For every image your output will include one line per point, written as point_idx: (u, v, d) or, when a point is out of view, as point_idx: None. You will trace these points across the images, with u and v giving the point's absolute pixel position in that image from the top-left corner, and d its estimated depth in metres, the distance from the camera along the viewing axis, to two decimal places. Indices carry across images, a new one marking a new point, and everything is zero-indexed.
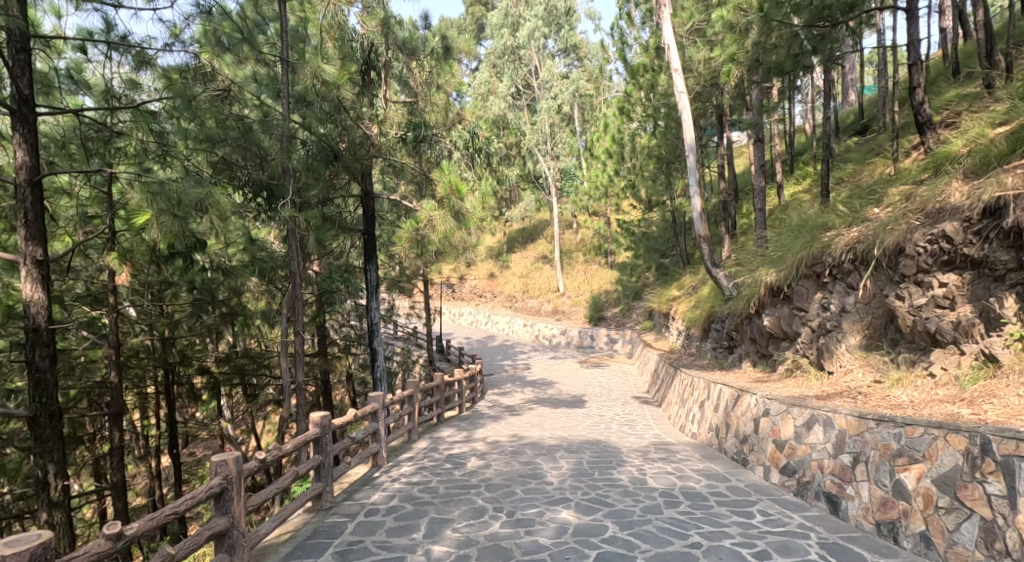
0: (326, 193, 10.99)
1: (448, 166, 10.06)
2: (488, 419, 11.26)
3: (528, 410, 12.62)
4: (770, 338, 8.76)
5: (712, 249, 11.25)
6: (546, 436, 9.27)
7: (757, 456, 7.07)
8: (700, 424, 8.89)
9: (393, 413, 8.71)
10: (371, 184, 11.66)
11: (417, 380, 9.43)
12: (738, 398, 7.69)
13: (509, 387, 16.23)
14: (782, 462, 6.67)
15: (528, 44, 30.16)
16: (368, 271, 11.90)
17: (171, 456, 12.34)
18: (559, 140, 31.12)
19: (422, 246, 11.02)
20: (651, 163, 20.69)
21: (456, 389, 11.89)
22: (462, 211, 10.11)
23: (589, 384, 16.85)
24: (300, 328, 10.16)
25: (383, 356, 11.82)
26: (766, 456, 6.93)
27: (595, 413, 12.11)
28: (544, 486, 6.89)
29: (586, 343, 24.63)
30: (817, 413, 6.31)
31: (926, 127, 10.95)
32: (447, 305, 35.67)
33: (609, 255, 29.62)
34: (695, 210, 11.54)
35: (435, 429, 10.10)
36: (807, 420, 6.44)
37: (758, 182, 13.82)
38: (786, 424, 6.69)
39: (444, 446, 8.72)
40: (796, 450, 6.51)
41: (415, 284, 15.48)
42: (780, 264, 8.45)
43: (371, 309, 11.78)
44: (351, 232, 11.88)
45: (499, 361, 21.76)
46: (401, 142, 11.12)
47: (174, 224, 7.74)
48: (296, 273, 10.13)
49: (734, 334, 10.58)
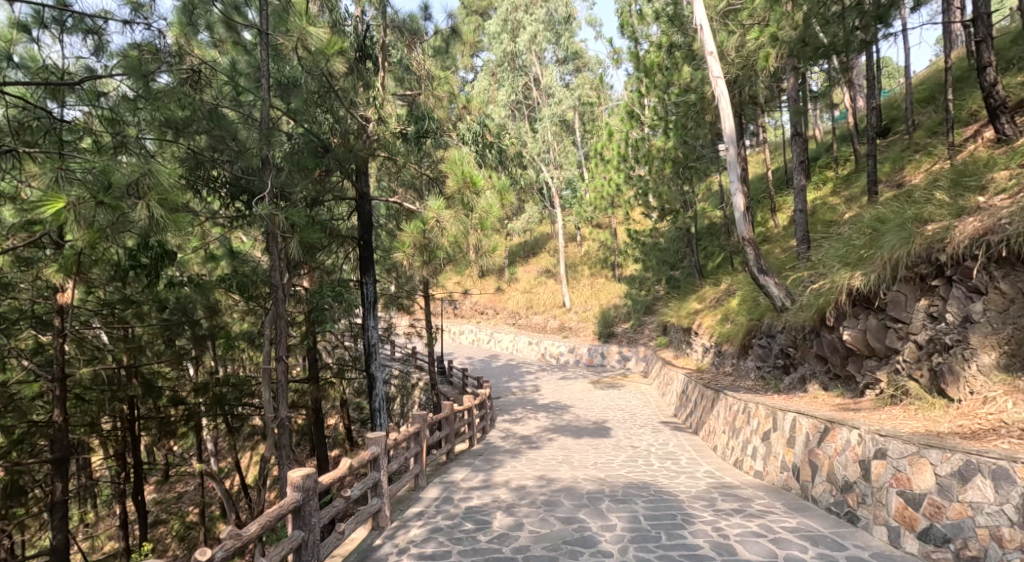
0: (316, 196, 9.49)
1: (460, 157, 8.69)
2: (506, 454, 9.73)
3: (547, 441, 11.08)
4: (849, 357, 7.34)
5: (758, 254, 9.85)
6: (581, 478, 7.75)
7: (874, 512, 5.59)
8: (766, 460, 7.42)
9: (398, 455, 7.20)
10: (367, 185, 10.20)
11: (426, 414, 7.94)
12: (830, 431, 6.23)
13: (521, 413, 14.69)
14: (921, 524, 5.19)
15: (528, 50, 28.79)
16: (365, 285, 10.36)
17: (139, 499, 10.82)
18: (560, 150, 29.82)
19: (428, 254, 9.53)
20: (668, 166, 18.87)
21: (465, 420, 10.37)
22: (475, 208, 8.74)
23: (608, 408, 15.31)
24: (284, 354, 8.66)
25: (382, 381, 10.31)
26: (890, 513, 5.45)
27: (625, 444, 10.60)
28: (601, 560, 5.38)
29: (597, 362, 23.15)
30: (981, 461, 4.92)
31: (1000, 113, 9.47)
32: (447, 323, 34.17)
33: (616, 268, 28.20)
34: (737, 210, 10.06)
35: (445, 470, 8.56)
36: (963, 470, 5.01)
37: (797, 179, 12.47)
38: (921, 473, 5.25)
39: (460, 495, 7.17)
40: (945, 510, 5.04)
41: (415, 301, 13.96)
42: (862, 264, 7.03)
43: (369, 329, 10.22)
44: (345, 241, 10.41)
45: (505, 382, 20.22)
46: (401, 138, 9.57)
47: (100, 215, 6.15)
48: (281, 290, 8.63)
49: (790, 351, 9.11)
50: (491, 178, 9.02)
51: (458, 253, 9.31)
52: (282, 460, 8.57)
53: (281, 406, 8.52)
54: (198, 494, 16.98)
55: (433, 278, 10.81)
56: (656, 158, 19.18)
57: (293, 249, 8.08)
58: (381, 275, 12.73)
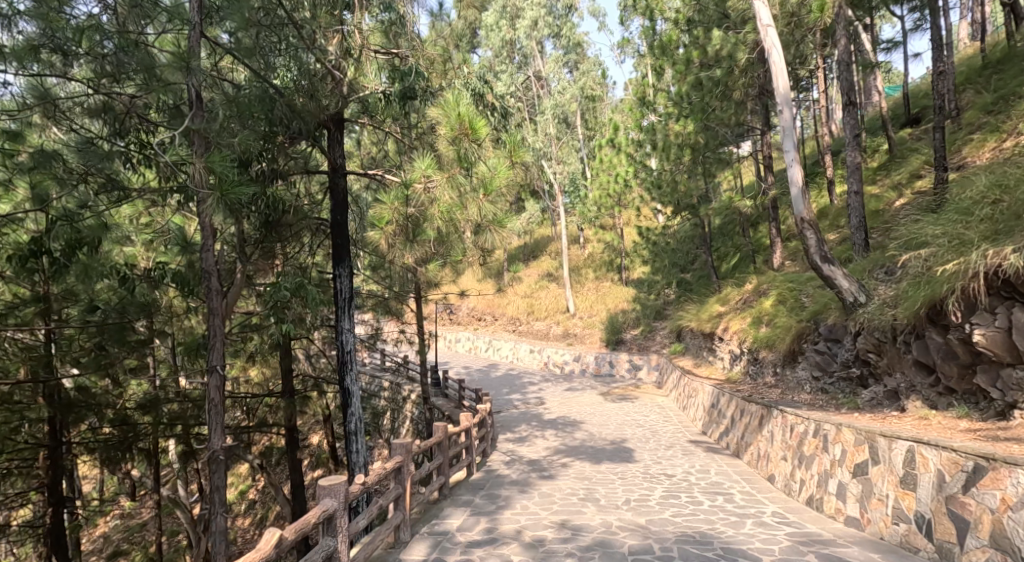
0: (282, 168, 7.70)
1: (455, 94, 6.83)
2: (513, 486, 7.93)
3: (562, 467, 9.28)
4: (978, 366, 5.66)
5: (819, 239, 8.26)
6: (615, 525, 6.12)
7: None
8: (862, 502, 5.72)
9: (376, 505, 5.52)
10: (344, 156, 8.42)
11: (411, 442, 6.21)
12: (991, 473, 4.62)
13: (525, 430, 12.82)
14: None
15: (528, 38, 26.90)
16: (339, 279, 8.38)
17: (59, 542, 9.05)
18: (562, 146, 27.95)
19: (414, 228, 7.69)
20: (685, 154, 16.73)
21: (462, 443, 8.50)
22: (475, 163, 7.02)
23: (624, 424, 13.41)
24: (220, 364, 6.87)
25: (359, 395, 8.42)
26: None
27: (656, 472, 8.81)
28: None
29: (605, 371, 21.14)
30: None
31: None
32: (442, 330, 32.10)
33: (624, 270, 26.23)
34: (794, 185, 8.29)
35: (441, 511, 6.84)
36: None
37: (850, 156, 10.63)
38: None
39: (461, 556, 5.52)
40: None
41: (405, 302, 12.13)
42: (1011, 237, 5.42)
43: (342, 332, 8.27)
44: (320, 226, 8.65)
45: (507, 395, 18.30)
46: (383, 99, 7.79)
47: None
48: (215, 283, 6.89)
49: (867, 357, 7.29)
50: (492, 129, 7.21)
51: (453, 234, 7.51)
52: (213, 507, 6.95)
53: (215, 435, 6.77)
54: (164, 523, 15.06)
55: (420, 264, 8.99)
56: (672, 146, 16.93)
57: (211, 212, 6.10)
58: (366, 271, 10.97)
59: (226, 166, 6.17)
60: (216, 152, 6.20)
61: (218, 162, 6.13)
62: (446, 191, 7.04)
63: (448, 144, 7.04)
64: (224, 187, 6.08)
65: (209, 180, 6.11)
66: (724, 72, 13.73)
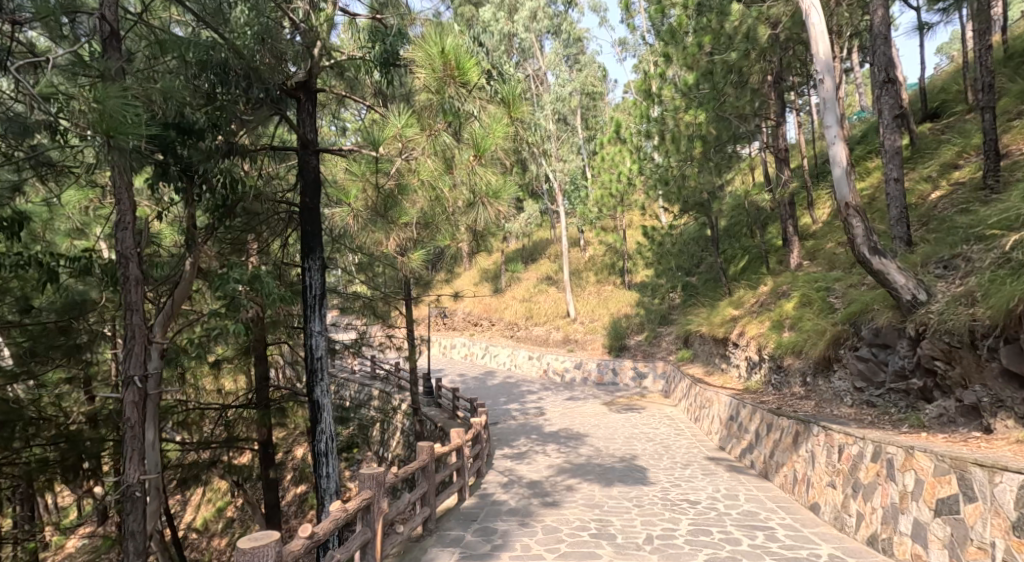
0: (242, 143, 6.56)
1: (438, 31, 5.71)
2: (512, 517, 6.74)
3: (568, 491, 8.09)
4: None
5: (867, 228, 7.16)
6: None
7: None
8: (953, 548, 4.84)
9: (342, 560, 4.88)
10: (316, 130, 7.28)
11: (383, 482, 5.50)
12: None
13: (524, 445, 11.61)
14: None
15: (527, 33, 25.85)
16: (309, 273, 7.19)
17: None
18: (562, 145, 26.82)
19: (396, 195, 7.00)
20: (695, 146, 15.55)
21: (451, 465, 7.34)
22: (465, 115, 6.00)
23: (632, 438, 12.19)
24: (138, 374, 5.88)
25: (331, 409, 7.28)
26: None
27: (676, 497, 7.63)
28: None
29: (607, 380, 19.86)
30: None
31: None
32: (437, 336, 30.89)
33: (626, 273, 25.07)
34: (838, 165, 7.19)
35: (430, 551, 5.79)
36: None
37: (888, 139, 9.51)
38: None
39: None
40: None
41: (390, 303, 10.95)
42: None
43: (311, 334, 7.09)
44: (289, 211, 7.47)
45: (504, 404, 17.05)
46: (363, 61, 6.67)
47: None
48: (134, 271, 5.86)
49: (931, 366, 6.29)
50: (490, 81, 6.10)
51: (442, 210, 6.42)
52: (125, 552, 5.92)
53: (131, 466, 5.83)
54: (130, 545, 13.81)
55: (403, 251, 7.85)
56: (682, 138, 15.77)
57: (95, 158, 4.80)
58: (345, 267, 9.79)
59: (123, 104, 4.89)
60: (112, 85, 4.93)
61: (113, 97, 4.83)
62: (429, 156, 6.23)
63: (427, 92, 5.96)
64: (110, 125, 4.78)
65: (97, 117, 4.80)
66: (739, 56, 12.60)
